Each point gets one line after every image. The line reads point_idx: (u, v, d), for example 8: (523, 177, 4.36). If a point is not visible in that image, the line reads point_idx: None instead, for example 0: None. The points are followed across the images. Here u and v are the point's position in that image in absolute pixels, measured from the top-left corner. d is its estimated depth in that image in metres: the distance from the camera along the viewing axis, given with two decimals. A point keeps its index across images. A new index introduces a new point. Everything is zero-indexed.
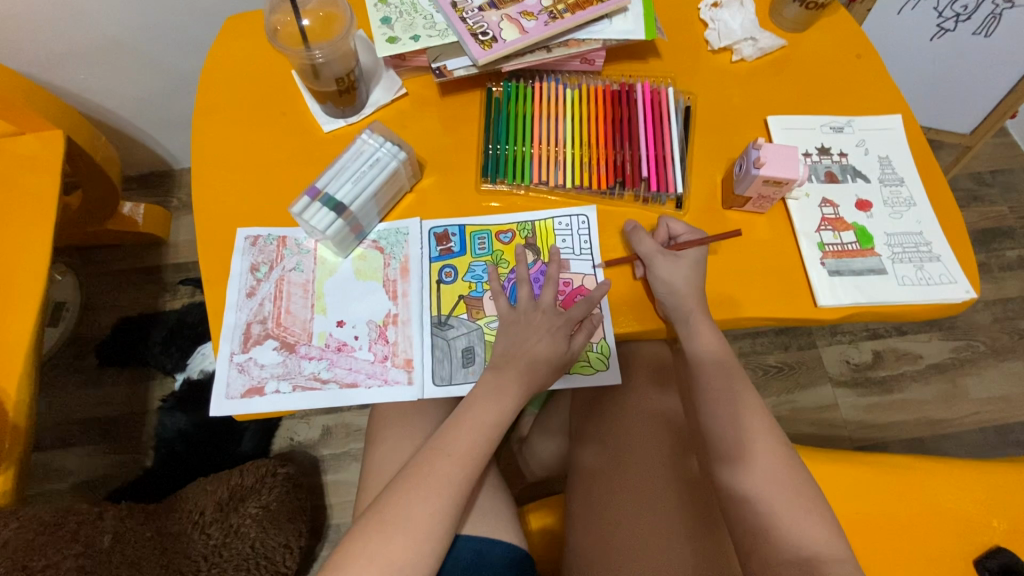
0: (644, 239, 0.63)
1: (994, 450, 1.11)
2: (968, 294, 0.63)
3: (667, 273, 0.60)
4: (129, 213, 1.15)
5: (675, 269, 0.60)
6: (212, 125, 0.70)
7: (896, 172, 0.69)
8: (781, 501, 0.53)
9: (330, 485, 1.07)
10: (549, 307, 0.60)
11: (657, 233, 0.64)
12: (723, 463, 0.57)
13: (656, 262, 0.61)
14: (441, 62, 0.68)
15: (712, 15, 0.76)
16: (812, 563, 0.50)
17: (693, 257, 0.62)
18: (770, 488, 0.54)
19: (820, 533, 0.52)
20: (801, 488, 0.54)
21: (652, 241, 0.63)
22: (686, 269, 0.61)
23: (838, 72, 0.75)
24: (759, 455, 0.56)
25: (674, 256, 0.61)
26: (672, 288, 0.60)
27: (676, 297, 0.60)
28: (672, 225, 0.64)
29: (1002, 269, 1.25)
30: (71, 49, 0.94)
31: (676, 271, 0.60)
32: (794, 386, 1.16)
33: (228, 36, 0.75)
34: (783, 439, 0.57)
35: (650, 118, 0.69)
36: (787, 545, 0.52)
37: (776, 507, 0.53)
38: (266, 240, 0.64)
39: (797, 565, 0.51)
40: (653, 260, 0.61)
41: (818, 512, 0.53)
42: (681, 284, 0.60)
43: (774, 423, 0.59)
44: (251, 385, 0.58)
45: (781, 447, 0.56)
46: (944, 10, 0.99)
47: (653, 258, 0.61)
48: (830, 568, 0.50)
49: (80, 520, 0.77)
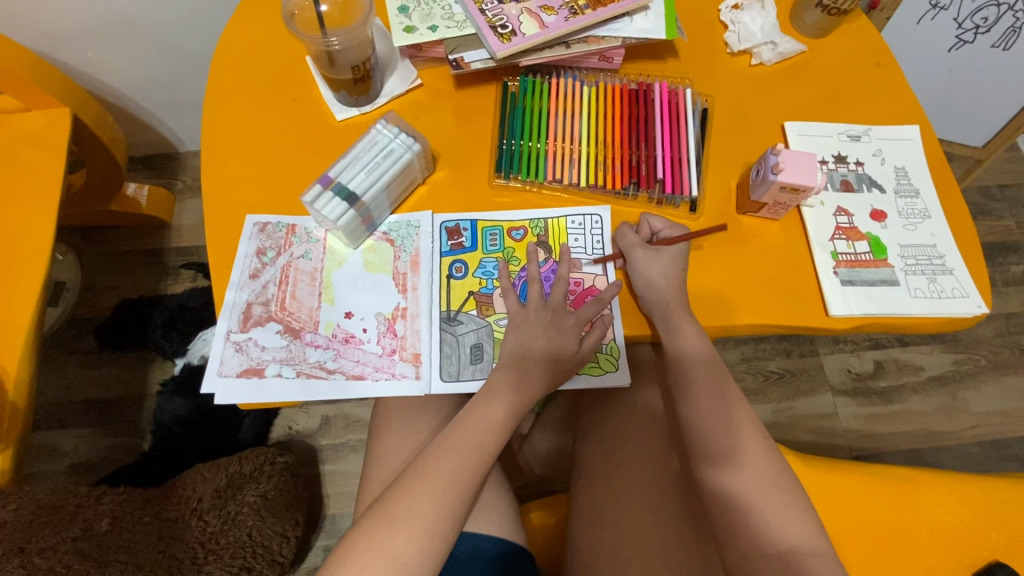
0: (627, 232, 0.63)
1: (991, 465, 1.12)
2: (980, 309, 0.62)
3: (649, 268, 0.60)
4: (133, 193, 1.14)
5: (656, 264, 0.60)
6: (223, 108, 0.69)
7: (912, 183, 0.69)
8: (762, 498, 0.53)
9: (328, 475, 1.07)
10: (559, 307, 0.60)
11: (640, 230, 0.64)
12: (705, 460, 0.57)
13: (637, 255, 0.61)
14: (459, 53, 0.67)
15: (733, 17, 0.75)
16: (793, 559, 0.51)
17: (678, 254, 0.61)
18: (752, 483, 0.54)
19: (803, 530, 0.52)
20: (783, 483, 0.54)
21: (635, 236, 0.63)
22: (669, 265, 0.60)
23: (857, 79, 0.74)
24: (742, 452, 0.56)
25: (657, 251, 0.61)
26: (654, 283, 0.60)
27: (657, 292, 0.60)
28: (653, 222, 0.63)
29: (1006, 283, 1.25)
30: (82, 25, 0.93)
31: (658, 267, 0.60)
32: (794, 393, 1.16)
33: (242, 19, 0.74)
34: (767, 438, 0.58)
35: (667, 119, 0.68)
36: (770, 542, 0.52)
37: (758, 504, 0.53)
38: (275, 226, 0.63)
39: (780, 561, 0.51)
40: (635, 254, 0.61)
41: (800, 508, 0.53)
42: (662, 280, 0.60)
43: (757, 421, 0.59)
44: (249, 366, 0.57)
45: (768, 446, 0.57)
46: (964, 21, 0.99)
47: (635, 251, 0.61)
48: (810, 564, 0.50)
49: (79, 503, 0.78)
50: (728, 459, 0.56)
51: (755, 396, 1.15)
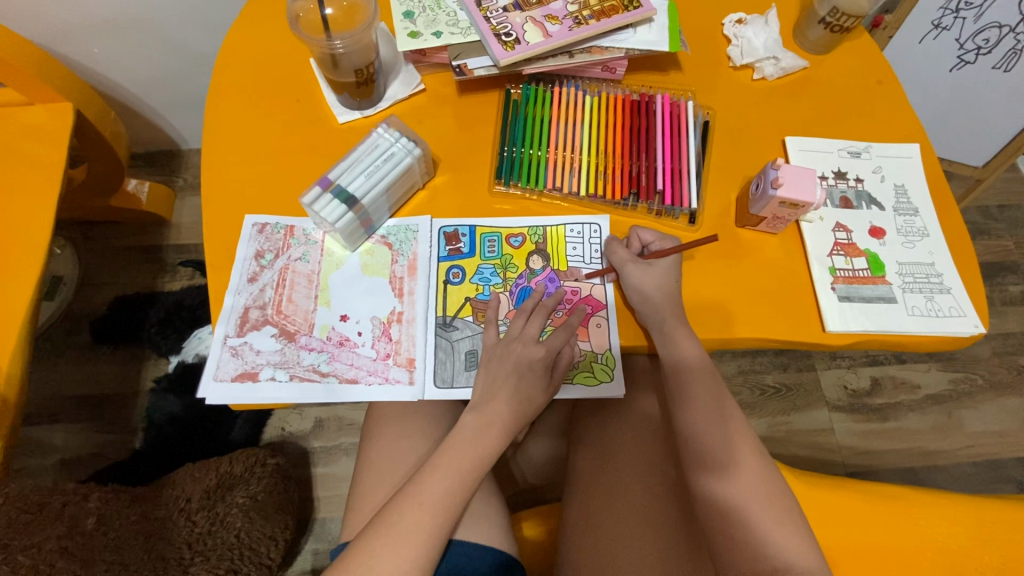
0: (617, 249, 0.62)
1: (986, 485, 1.11)
2: (977, 329, 0.62)
3: (643, 282, 0.60)
4: (134, 189, 1.14)
5: (650, 277, 0.60)
6: (225, 107, 0.69)
7: (911, 201, 0.69)
8: (758, 511, 0.53)
9: (319, 477, 1.06)
10: (530, 339, 0.58)
11: (630, 244, 0.64)
12: (703, 469, 0.57)
13: (630, 271, 0.61)
14: (463, 60, 0.67)
15: (736, 31, 0.75)
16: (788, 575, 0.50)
17: (672, 267, 0.61)
18: (749, 497, 0.54)
19: (798, 545, 0.51)
20: (779, 497, 0.54)
21: (625, 251, 0.63)
22: (664, 277, 0.60)
23: (858, 97, 0.74)
24: (738, 465, 0.56)
25: (649, 266, 0.61)
26: (648, 297, 0.60)
27: (652, 305, 0.60)
28: (642, 234, 0.63)
29: (1004, 303, 1.25)
30: (87, 21, 0.93)
31: (653, 281, 0.60)
32: (790, 408, 1.16)
33: (248, 20, 0.74)
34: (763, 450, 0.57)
35: (668, 130, 0.68)
36: (766, 557, 0.51)
37: (754, 519, 0.53)
38: (273, 228, 0.63)
39: None
40: (627, 270, 0.61)
41: (794, 524, 0.52)
42: (657, 293, 0.60)
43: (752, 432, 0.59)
44: (244, 370, 0.57)
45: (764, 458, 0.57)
46: (965, 42, 0.99)
47: (627, 268, 0.61)
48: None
49: (65, 501, 0.74)
50: (724, 472, 0.56)
51: (751, 410, 1.15)
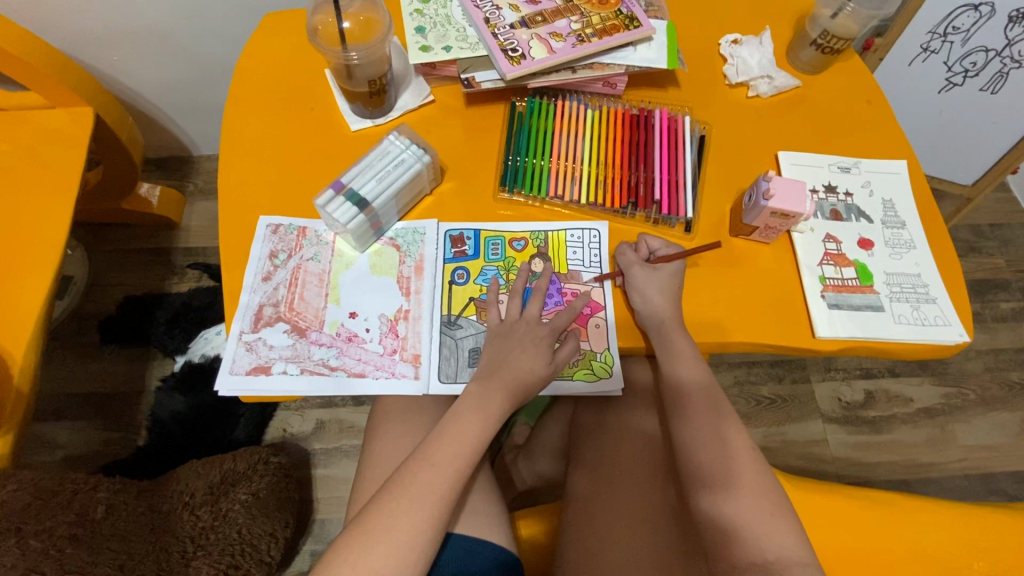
0: (627, 251, 0.65)
1: (978, 498, 1.12)
2: (962, 338, 0.65)
3: (647, 284, 0.63)
4: (146, 193, 1.18)
5: (654, 280, 0.63)
6: (242, 114, 0.73)
7: (899, 215, 0.71)
8: (748, 503, 0.55)
9: (319, 479, 1.08)
10: (534, 318, 0.62)
11: (638, 249, 0.66)
12: (696, 465, 0.59)
13: (636, 273, 0.63)
14: (471, 73, 0.71)
15: (732, 51, 0.79)
16: (778, 567, 0.52)
17: (676, 272, 0.63)
18: (739, 490, 0.56)
19: (787, 538, 0.53)
20: (767, 491, 0.56)
21: (634, 254, 0.65)
22: (667, 282, 0.63)
23: (848, 115, 0.77)
24: (729, 459, 0.58)
25: (655, 269, 0.63)
26: (650, 300, 0.62)
27: (653, 308, 0.62)
28: (651, 241, 0.66)
29: (995, 319, 1.28)
30: (109, 30, 0.97)
31: (656, 284, 0.62)
32: (785, 418, 1.18)
33: (266, 32, 0.78)
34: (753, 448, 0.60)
35: (666, 143, 0.72)
36: (756, 550, 0.53)
37: (743, 512, 0.55)
38: (287, 229, 0.66)
39: (764, 569, 0.52)
40: (634, 271, 0.64)
41: (784, 518, 0.54)
42: (659, 296, 0.62)
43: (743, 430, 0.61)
44: (258, 364, 0.59)
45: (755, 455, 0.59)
46: (954, 64, 1.03)
47: (633, 269, 0.64)
48: (794, 570, 0.51)
49: (75, 489, 0.78)
50: (716, 466, 0.58)
51: (747, 420, 1.16)
